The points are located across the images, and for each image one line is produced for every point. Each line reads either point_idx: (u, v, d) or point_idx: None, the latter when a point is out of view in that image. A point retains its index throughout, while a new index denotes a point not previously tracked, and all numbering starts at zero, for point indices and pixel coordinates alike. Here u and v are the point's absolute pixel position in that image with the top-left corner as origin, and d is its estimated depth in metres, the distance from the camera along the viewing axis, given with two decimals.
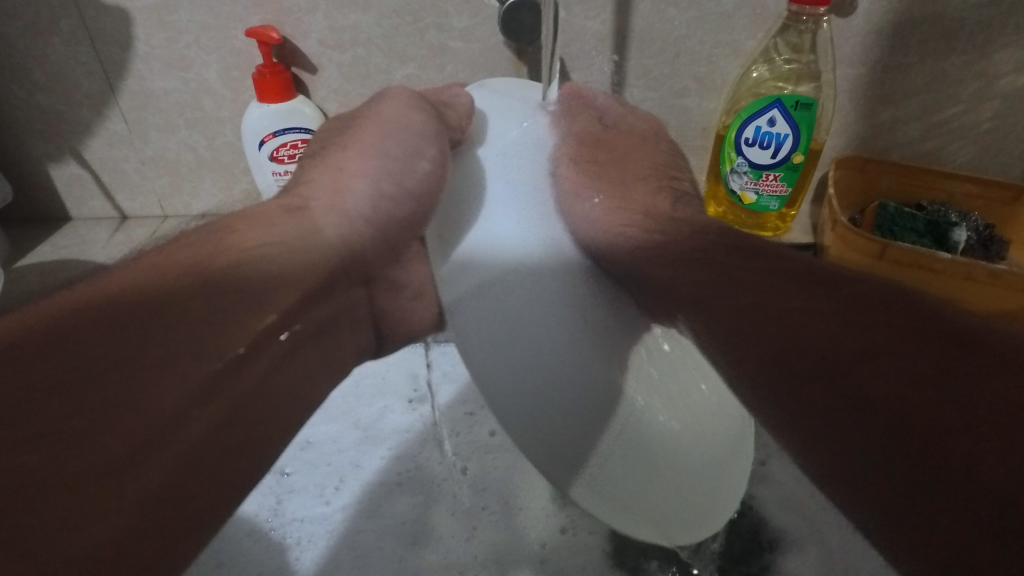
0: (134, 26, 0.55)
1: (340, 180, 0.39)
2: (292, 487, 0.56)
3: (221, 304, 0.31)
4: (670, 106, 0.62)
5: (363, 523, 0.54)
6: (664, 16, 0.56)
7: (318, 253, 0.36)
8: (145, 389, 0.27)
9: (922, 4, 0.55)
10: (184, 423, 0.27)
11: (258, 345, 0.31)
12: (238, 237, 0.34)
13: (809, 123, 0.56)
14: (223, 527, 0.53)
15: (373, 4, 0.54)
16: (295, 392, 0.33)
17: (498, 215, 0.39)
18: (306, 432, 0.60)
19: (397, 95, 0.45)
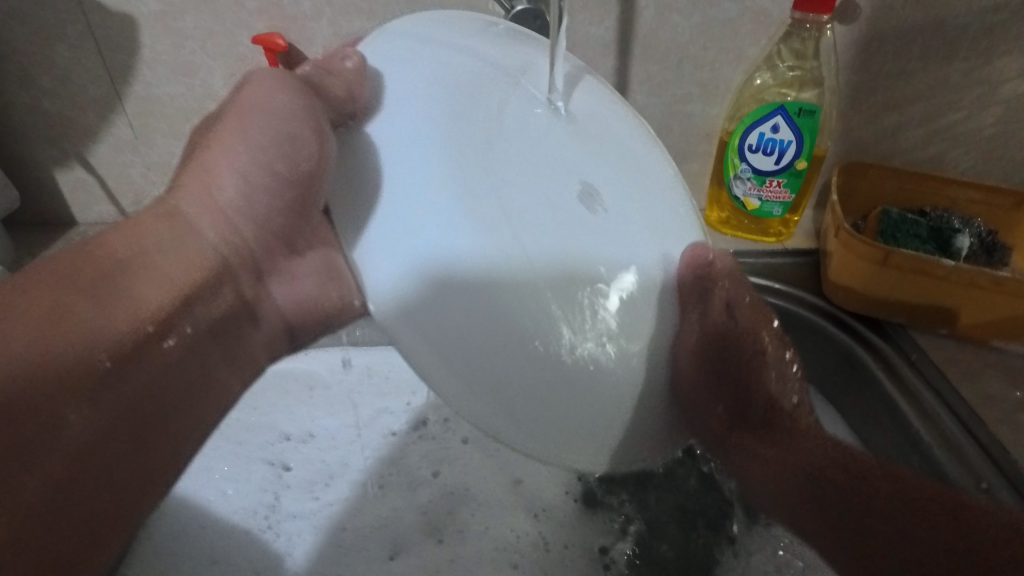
0: (140, 32, 0.55)
1: (206, 180, 0.40)
2: (291, 482, 0.58)
3: (95, 326, 0.34)
4: (673, 112, 0.62)
5: (361, 518, 0.57)
6: (668, 22, 0.56)
7: (194, 260, 0.39)
8: (46, 415, 0.31)
9: (925, 11, 0.55)
10: (76, 442, 0.32)
11: (137, 352, 0.35)
12: (101, 249, 0.36)
13: (812, 129, 0.56)
14: (219, 523, 0.55)
15: (378, 10, 0.54)
16: (201, 378, 0.40)
17: (416, 195, 0.32)
18: (306, 424, 0.61)
19: (262, 78, 0.40)
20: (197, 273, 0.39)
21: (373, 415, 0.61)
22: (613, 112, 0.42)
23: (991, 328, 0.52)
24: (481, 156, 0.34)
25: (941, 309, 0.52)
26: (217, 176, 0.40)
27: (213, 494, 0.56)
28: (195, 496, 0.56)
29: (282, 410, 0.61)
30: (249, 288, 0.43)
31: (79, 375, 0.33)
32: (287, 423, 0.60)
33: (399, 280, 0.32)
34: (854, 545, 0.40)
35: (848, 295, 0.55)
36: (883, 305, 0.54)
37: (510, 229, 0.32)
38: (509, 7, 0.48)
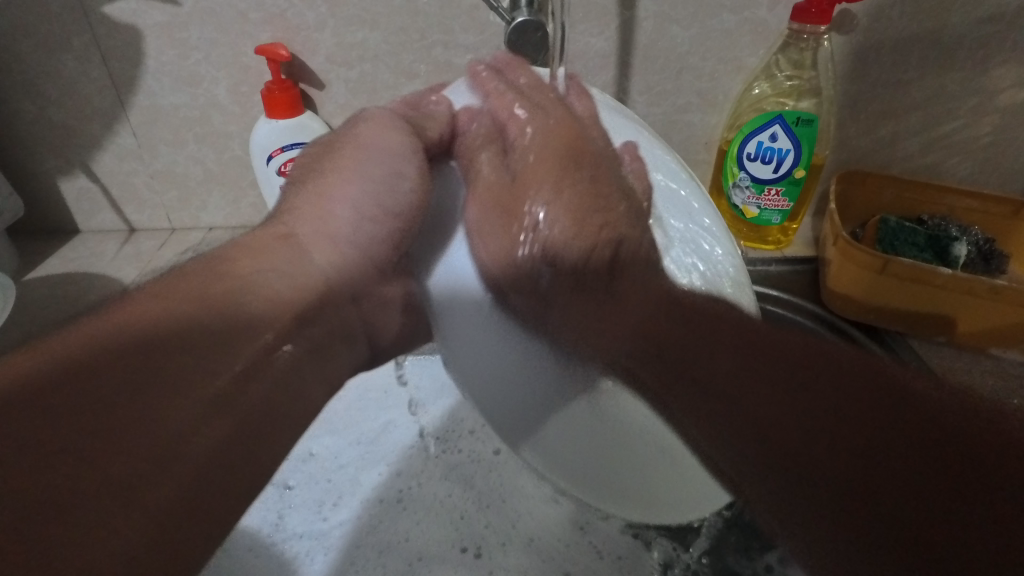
0: (146, 43, 0.56)
1: (321, 206, 0.37)
2: (293, 502, 0.55)
3: (212, 330, 0.29)
4: (673, 121, 0.63)
5: (376, 526, 0.54)
6: (667, 33, 0.57)
7: (303, 282, 0.34)
8: (148, 427, 0.26)
9: (921, 22, 0.56)
10: (182, 458, 0.26)
11: (256, 366, 0.30)
12: (235, 264, 0.32)
13: (810, 138, 0.57)
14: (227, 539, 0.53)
15: (380, 21, 0.55)
16: (295, 403, 0.31)
17: (460, 239, 0.36)
18: (308, 445, 0.59)
19: (379, 116, 0.40)
20: (308, 297, 0.33)
21: (378, 431, 0.60)
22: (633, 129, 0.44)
23: (987, 337, 0.52)
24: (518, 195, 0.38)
25: (939, 317, 0.52)
26: (332, 209, 0.37)
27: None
28: None
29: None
30: (346, 306, 0.36)
31: (201, 376, 0.28)
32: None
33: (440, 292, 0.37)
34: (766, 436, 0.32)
35: (845, 303, 0.56)
36: (879, 312, 0.54)
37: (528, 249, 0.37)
38: (510, 18, 0.48)
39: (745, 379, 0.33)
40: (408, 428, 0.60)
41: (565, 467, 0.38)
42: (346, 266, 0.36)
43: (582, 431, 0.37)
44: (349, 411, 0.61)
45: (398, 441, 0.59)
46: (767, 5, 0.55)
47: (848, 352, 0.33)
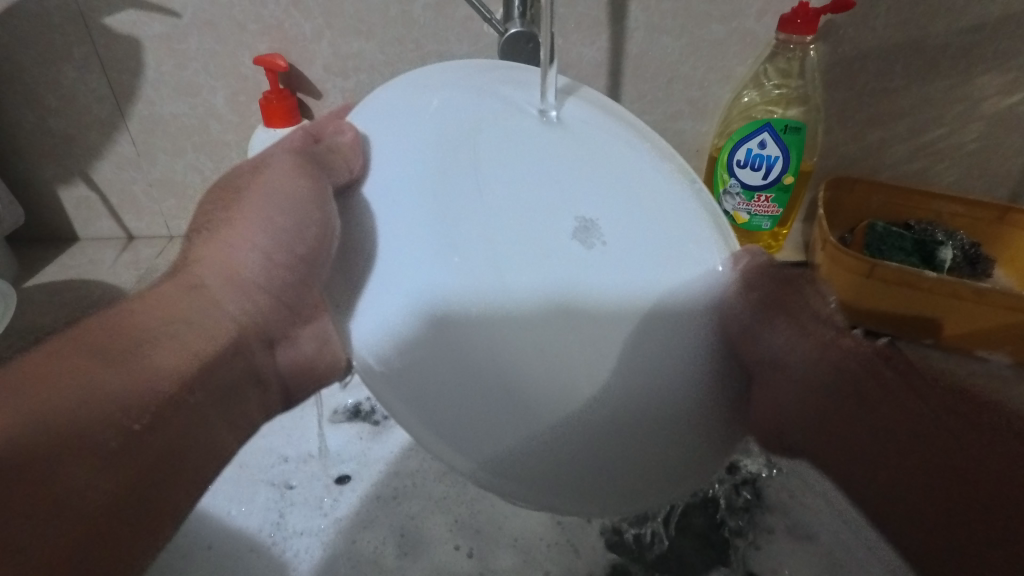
0: (145, 53, 0.57)
1: (228, 255, 0.43)
2: (295, 500, 0.56)
3: (110, 387, 0.34)
4: (664, 129, 0.64)
5: (381, 521, 0.55)
6: (658, 43, 0.58)
7: (215, 332, 0.40)
8: (66, 473, 0.30)
9: (905, 31, 0.57)
10: (89, 493, 0.31)
11: (159, 411, 0.35)
12: (130, 322, 0.37)
13: (799, 145, 0.58)
14: (228, 539, 0.53)
15: (376, 31, 0.56)
16: (209, 442, 0.37)
17: (414, 268, 0.36)
18: (307, 446, 0.60)
19: (281, 159, 0.44)
20: (211, 345, 0.39)
21: (378, 429, 0.61)
22: (608, 130, 0.42)
23: (975, 338, 0.53)
24: (448, 224, 0.36)
25: (926, 319, 0.53)
26: (239, 255, 0.43)
27: (218, 515, 0.54)
28: (204, 513, 0.54)
29: (282, 432, 0.61)
30: (261, 355, 0.44)
31: (113, 418, 0.33)
32: (286, 445, 0.60)
33: (376, 342, 0.37)
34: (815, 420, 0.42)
35: None
36: (869, 316, 0.55)
37: (488, 268, 0.35)
38: (503, 30, 0.49)
39: (873, 411, 0.40)
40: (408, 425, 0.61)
41: (586, 484, 0.35)
42: (257, 312, 0.43)
43: (564, 438, 0.34)
44: (347, 411, 0.62)
45: (399, 436, 0.60)
46: (756, 15, 0.57)
47: (805, 364, 0.44)
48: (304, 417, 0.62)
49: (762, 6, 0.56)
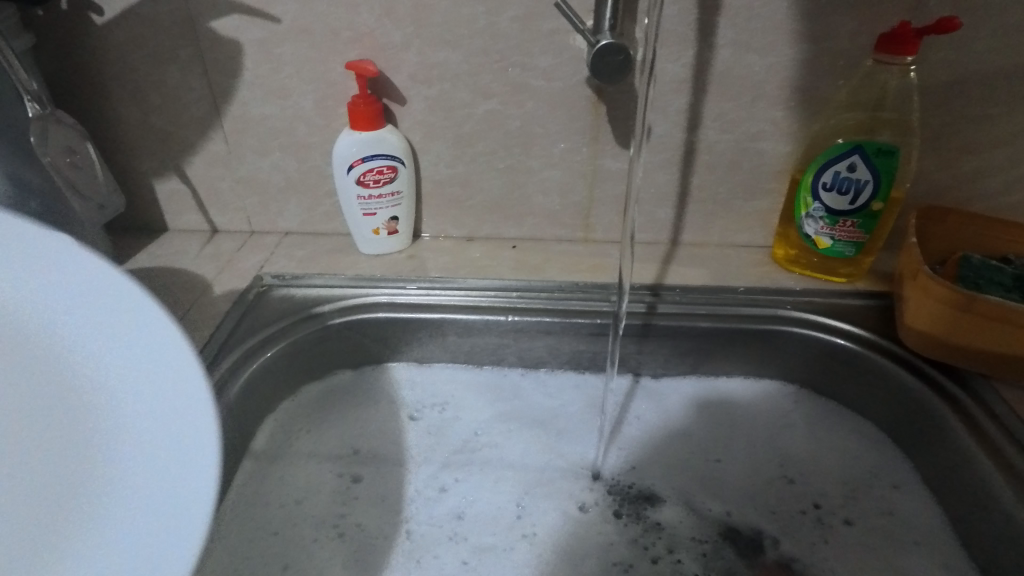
0: (245, 57, 0.59)
1: None
2: (360, 495, 0.56)
3: None
4: (744, 148, 0.62)
5: (435, 522, 0.54)
6: (744, 60, 0.57)
7: None
8: None
9: (1011, 56, 0.55)
10: None
11: None
12: None
13: (891, 170, 0.55)
14: (295, 525, 0.53)
15: (464, 42, 0.58)
16: None
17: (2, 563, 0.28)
18: (376, 446, 0.59)
19: None
20: None
21: (443, 424, 0.61)
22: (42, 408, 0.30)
23: None
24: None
25: None
26: None
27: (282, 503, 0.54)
28: (270, 499, 0.54)
29: (352, 423, 0.61)
30: None
31: None
32: (356, 438, 0.60)
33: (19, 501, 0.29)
34: None
35: (926, 342, 0.53)
36: (960, 351, 0.52)
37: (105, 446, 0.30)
38: (594, 41, 0.48)
39: None
40: (469, 421, 0.62)
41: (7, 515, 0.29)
42: None
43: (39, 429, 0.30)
44: (413, 409, 0.63)
45: (462, 434, 0.61)
46: (848, 36, 0.55)
47: None
48: (375, 413, 0.62)
49: (856, 27, 0.55)
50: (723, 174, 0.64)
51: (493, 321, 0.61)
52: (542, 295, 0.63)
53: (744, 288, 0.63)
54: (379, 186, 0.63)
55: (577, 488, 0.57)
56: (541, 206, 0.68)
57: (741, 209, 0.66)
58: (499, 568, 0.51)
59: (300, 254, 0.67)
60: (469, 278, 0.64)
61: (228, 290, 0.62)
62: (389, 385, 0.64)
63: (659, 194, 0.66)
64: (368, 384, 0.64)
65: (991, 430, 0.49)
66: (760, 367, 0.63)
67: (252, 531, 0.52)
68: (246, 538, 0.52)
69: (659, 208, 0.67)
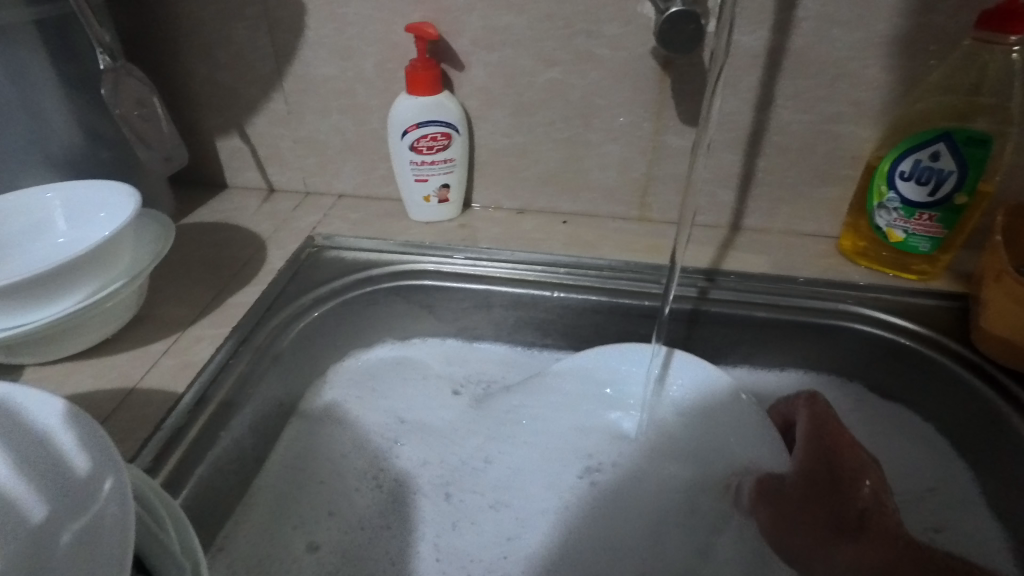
0: (308, 17, 0.60)
1: None
2: (403, 458, 0.57)
3: None
4: (819, 131, 0.59)
5: (478, 491, 0.55)
6: (827, 35, 0.53)
7: None
8: None
9: None
10: None
11: None
12: None
13: (981, 162, 0.51)
14: (339, 476, 0.55)
15: (528, 7, 0.56)
16: None
17: None
18: (424, 412, 0.60)
19: None
20: None
21: (487, 396, 0.62)
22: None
23: None
24: None
25: None
26: None
27: (324, 455, 0.56)
28: (315, 446, 0.56)
29: (403, 395, 0.61)
30: None
31: None
32: (402, 408, 0.60)
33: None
34: None
35: (998, 347, 0.50)
36: None
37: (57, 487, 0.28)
38: (664, 9, 0.45)
39: None
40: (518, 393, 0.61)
41: None
42: None
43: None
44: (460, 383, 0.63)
45: (507, 408, 0.61)
46: (948, 12, 0.51)
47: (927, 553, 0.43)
48: (420, 382, 0.63)
49: (958, 2, 0.50)
50: (793, 157, 0.61)
51: (545, 296, 0.61)
52: (596, 275, 0.62)
53: (805, 278, 0.60)
54: (433, 152, 0.62)
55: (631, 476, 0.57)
56: (597, 181, 0.66)
57: (809, 195, 0.63)
58: (541, 542, 0.53)
59: (354, 216, 0.68)
60: (519, 250, 0.63)
61: (284, 248, 0.63)
62: (436, 359, 0.65)
63: (721, 175, 0.63)
64: (416, 357, 0.65)
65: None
66: (812, 365, 0.61)
67: (296, 476, 0.54)
68: (287, 482, 0.53)
69: (721, 189, 0.64)
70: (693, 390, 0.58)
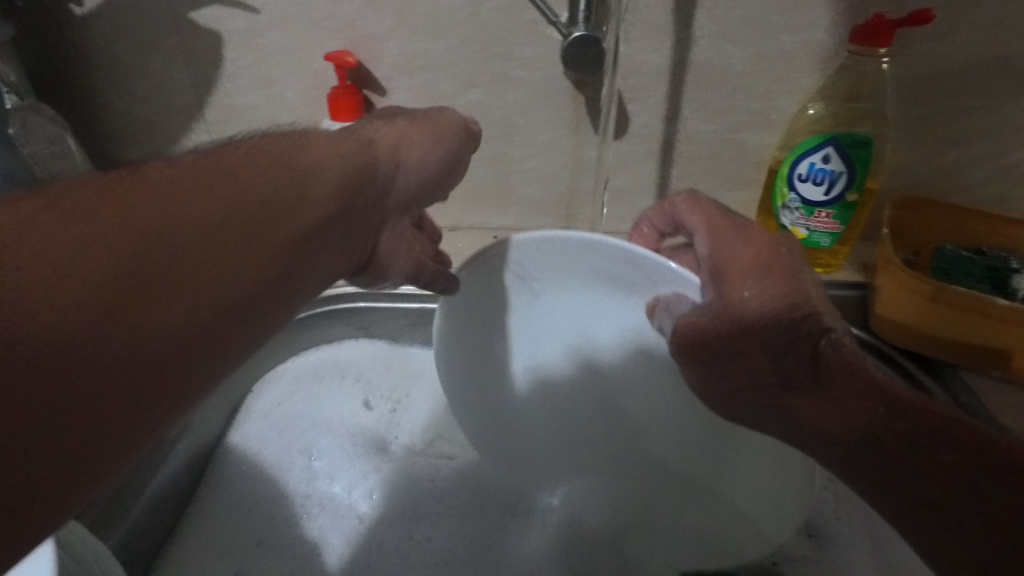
0: (226, 48, 0.60)
1: None
2: (320, 485, 0.57)
3: (116, 296, 0.27)
4: (725, 139, 0.63)
5: (396, 521, 0.56)
6: (723, 52, 0.58)
7: None
8: (136, 318, 0.28)
9: (989, 49, 0.54)
10: (138, 346, 0.27)
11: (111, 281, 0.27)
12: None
13: (866, 162, 0.56)
14: (263, 504, 0.55)
15: (444, 33, 0.58)
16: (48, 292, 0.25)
17: None
18: (342, 428, 0.60)
19: None
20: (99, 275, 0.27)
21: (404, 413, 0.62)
22: None
23: None
24: None
25: (995, 349, 0.51)
26: None
27: (250, 483, 0.56)
28: (240, 474, 0.57)
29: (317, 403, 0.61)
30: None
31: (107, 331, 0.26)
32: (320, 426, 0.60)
33: None
34: (914, 474, 0.38)
35: (896, 330, 0.54)
36: (932, 343, 0.53)
37: None
38: (568, 34, 0.48)
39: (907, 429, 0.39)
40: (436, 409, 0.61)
41: None
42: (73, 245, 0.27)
43: None
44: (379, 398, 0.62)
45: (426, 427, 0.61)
46: (827, 28, 0.55)
47: (909, 397, 0.40)
48: (341, 393, 0.62)
49: (835, 19, 0.55)
50: (704, 165, 0.65)
51: None
52: None
53: None
54: None
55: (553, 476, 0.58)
56: (524, 195, 0.68)
57: (722, 199, 0.67)
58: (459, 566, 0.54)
59: None
60: (451, 267, 0.65)
61: None
62: (362, 363, 0.64)
63: (640, 184, 0.66)
64: (343, 360, 0.64)
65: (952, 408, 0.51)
66: None
67: (222, 511, 0.55)
68: (215, 519, 0.54)
69: (641, 197, 0.67)
70: (604, 275, 0.45)
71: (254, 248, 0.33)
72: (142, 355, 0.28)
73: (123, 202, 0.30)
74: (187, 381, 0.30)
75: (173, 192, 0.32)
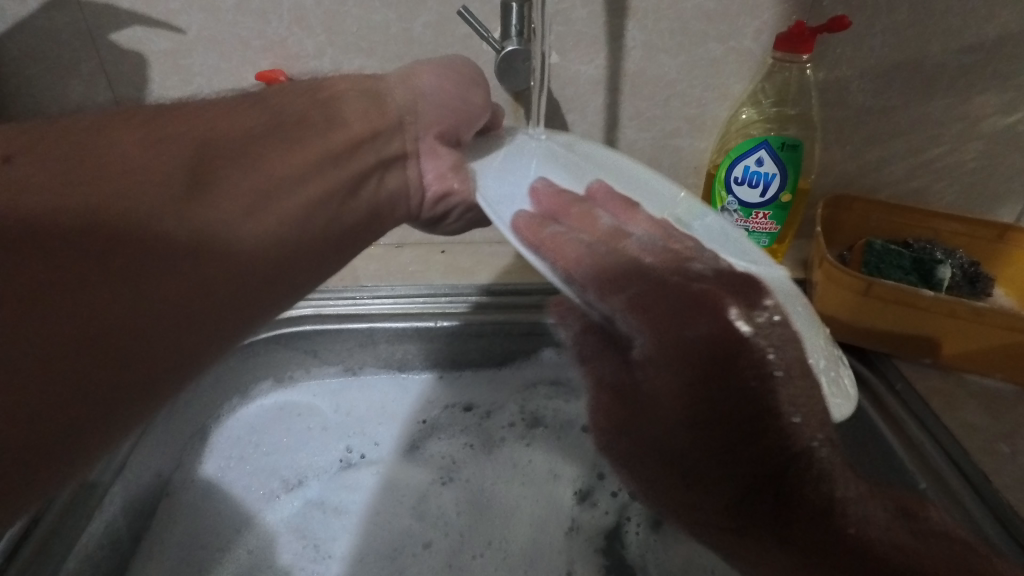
0: (151, 70, 0.58)
1: None
2: (309, 520, 0.57)
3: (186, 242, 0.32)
4: (663, 146, 0.64)
5: (385, 547, 0.55)
6: (655, 61, 0.59)
7: None
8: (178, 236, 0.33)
9: (902, 51, 0.56)
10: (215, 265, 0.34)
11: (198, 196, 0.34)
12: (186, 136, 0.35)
13: (796, 163, 0.58)
14: (252, 545, 0.54)
15: (377, 49, 0.57)
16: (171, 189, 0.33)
17: None
18: (315, 465, 0.60)
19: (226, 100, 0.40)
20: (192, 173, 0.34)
21: (381, 447, 0.62)
22: None
23: (971, 359, 0.53)
24: None
25: (923, 337, 0.53)
26: None
27: (228, 525, 0.55)
28: (217, 516, 0.55)
29: (287, 451, 0.61)
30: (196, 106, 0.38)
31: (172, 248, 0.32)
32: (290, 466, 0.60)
33: None
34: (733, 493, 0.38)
35: (831, 324, 0.56)
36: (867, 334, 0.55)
37: None
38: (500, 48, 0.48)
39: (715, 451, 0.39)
40: (416, 440, 0.62)
41: None
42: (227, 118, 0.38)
43: None
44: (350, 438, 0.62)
45: (410, 456, 0.61)
46: (752, 35, 0.57)
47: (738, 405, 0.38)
48: (306, 434, 0.62)
49: (758, 26, 0.57)
50: None
51: (432, 327, 0.61)
52: (486, 301, 0.63)
53: None
54: None
55: (536, 497, 0.59)
56: None
57: None
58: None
59: None
60: (399, 284, 0.64)
61: None
62: (324, 403, 0.64)
63: None
64: (303, 402, 0.64)
65: (894, 409, 0.52)
66: None
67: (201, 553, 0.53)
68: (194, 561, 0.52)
69: None
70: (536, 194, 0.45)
71: (244, 220, 0.35)
72: (167, 299, 0.31)
73: (116, 171, 0.31)
74: (203, 344, 0.33)
75: (148, 158, 0.33)
